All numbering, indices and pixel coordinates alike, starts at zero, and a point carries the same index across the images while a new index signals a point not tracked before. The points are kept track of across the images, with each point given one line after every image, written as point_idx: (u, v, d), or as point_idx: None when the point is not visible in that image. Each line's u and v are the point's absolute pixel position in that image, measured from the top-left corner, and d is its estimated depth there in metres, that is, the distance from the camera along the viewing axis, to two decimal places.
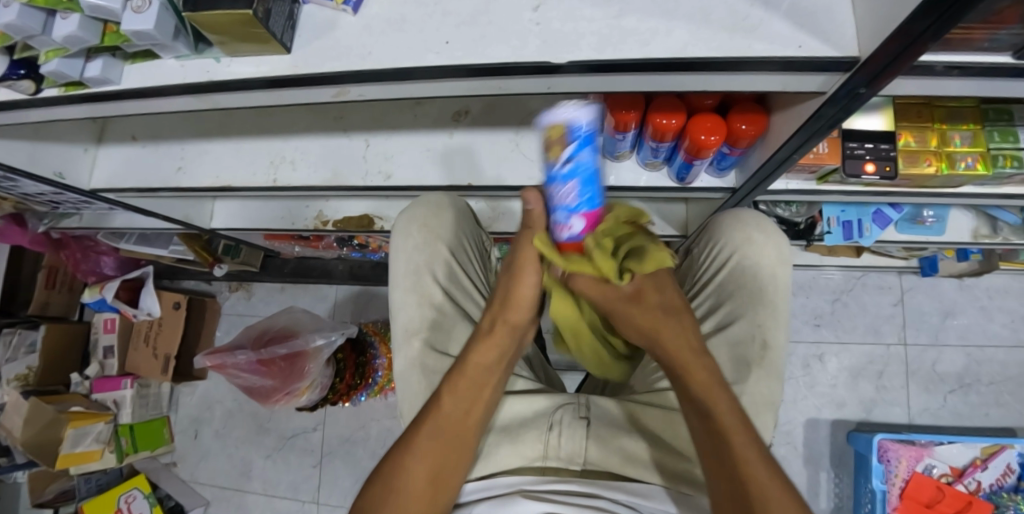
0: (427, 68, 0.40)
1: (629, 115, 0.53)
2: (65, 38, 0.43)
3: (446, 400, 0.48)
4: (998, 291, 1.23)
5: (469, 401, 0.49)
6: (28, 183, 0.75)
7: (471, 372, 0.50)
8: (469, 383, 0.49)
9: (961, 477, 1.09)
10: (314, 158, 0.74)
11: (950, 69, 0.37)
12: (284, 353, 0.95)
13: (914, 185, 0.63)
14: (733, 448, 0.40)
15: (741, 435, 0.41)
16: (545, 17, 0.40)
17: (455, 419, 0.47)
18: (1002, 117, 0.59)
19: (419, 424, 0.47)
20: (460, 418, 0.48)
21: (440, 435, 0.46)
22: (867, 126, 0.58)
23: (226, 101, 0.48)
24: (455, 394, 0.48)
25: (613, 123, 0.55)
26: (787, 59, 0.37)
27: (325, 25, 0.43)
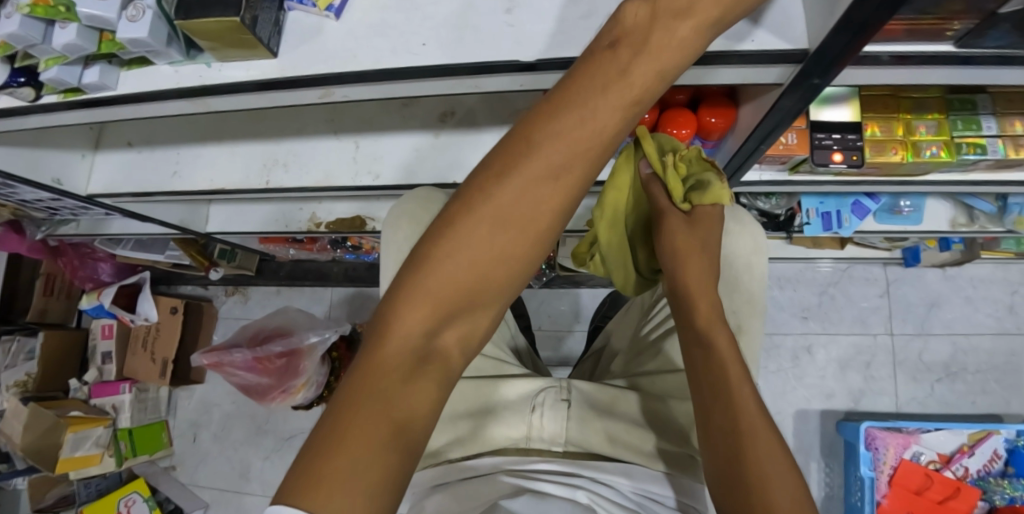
0: (408, 68, 0.42)
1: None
2: (65, 46, 0.45)
3: (503, 195, 0.29)
4: (982, 280, 1.26)
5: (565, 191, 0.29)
6: (27, 189, 0.77)
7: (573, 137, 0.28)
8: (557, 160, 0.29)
9: (948, 463, 1.11)
10: (305, 160, 0.76)
11: (897, 59, 0.39)
12: (281, 350, 0.97)
13: (884, 174, 0.65)
14: (732, 396, 0.38)
15: (745, 391, 0.38)
16: (517, 19, 0.42)
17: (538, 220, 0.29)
18: (965, 106, 0.62)
19: (468, 219, 0.30)
20: (547, 217, 0.29)
21: (514, 241, 0.29)
22: (835, 117, 0.60)
23: (218, 104, 0.50)
24: (530, 183, 0.29)
25: None
26: (743, 53, 0.39)
27: (310, 31, 0.46)
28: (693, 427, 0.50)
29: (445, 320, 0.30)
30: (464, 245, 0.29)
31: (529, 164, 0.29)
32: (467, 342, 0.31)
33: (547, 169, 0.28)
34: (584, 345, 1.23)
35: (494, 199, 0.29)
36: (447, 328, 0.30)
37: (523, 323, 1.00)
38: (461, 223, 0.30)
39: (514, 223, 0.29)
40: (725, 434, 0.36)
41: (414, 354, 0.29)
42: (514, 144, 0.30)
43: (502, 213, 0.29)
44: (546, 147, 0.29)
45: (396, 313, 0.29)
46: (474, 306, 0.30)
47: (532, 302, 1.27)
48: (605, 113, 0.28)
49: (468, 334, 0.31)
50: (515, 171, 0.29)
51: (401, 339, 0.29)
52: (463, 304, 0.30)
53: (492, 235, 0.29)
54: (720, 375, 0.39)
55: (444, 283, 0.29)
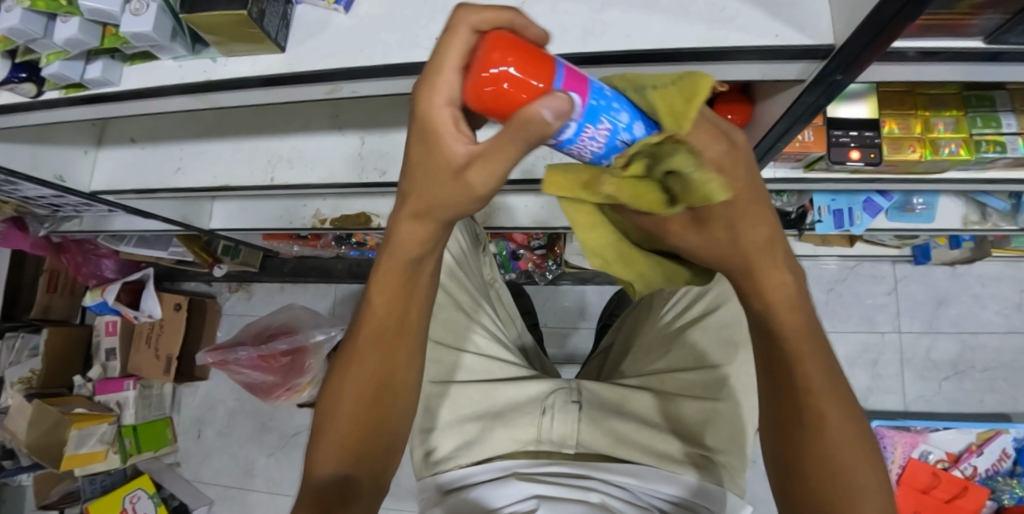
0: (417, 63, 0.41)
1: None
2: (66, 41, 0.44)
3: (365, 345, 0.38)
4: (991, 278, 1.24)
5: (400, 321, 0.38)
6: (29, 186, 0.76)
7: (389, 288, 0.36)
8: (392, 314, 0.37)
9: (956, 462, 1.10)
10: (309, 156, 0.75)
11: (923, 55, 0.38)
12: (286, 348, 0.96)
13: (899, 171, 0.64)
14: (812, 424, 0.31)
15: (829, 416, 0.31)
16: (530, 12, 0.41)
17: (384, 348, 0.38)
18: (984, 103, 0.60)
19: (341, 372, 0.38)
20: (388, 336, 0.38)
21: (372, 371, 0.38)
22: (851, 114, 0.59)
23: (224, 100, 0.49)
24: (374, 330, 0.37)
25: None
26: (765, 48, 0.38)
27: (318, 25, 0.44)
28: (706, 426, 0.49)
29: (349, 449, 0.37)
30: (345, 396, 0.37)
31: (373, 325, 0.38)
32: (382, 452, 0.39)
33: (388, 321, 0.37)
34: (589, 342, 1.22)
35: (352, 364, 0.38)
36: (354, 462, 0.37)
37: (530, 321, 0.99)
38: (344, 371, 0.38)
39: (377, 361, 0.38)
40: (784, 459, 0.32)
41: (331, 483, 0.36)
42: (358, 311, 0.39)
43: (370, 361, 0.38)
44: (377, 304, 0.37)
45: (314, 461, 0.37)
46: (370, 436, 0.38)
47: (537, 299, 1.26)
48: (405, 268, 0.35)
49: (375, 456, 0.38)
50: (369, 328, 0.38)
51: (322, 468, 0.37)
52: (349, 435, 0.37)
53: (360, 384, 0.37)
54: (783, 374, 0.32)
55: (334, 427, 0.37)
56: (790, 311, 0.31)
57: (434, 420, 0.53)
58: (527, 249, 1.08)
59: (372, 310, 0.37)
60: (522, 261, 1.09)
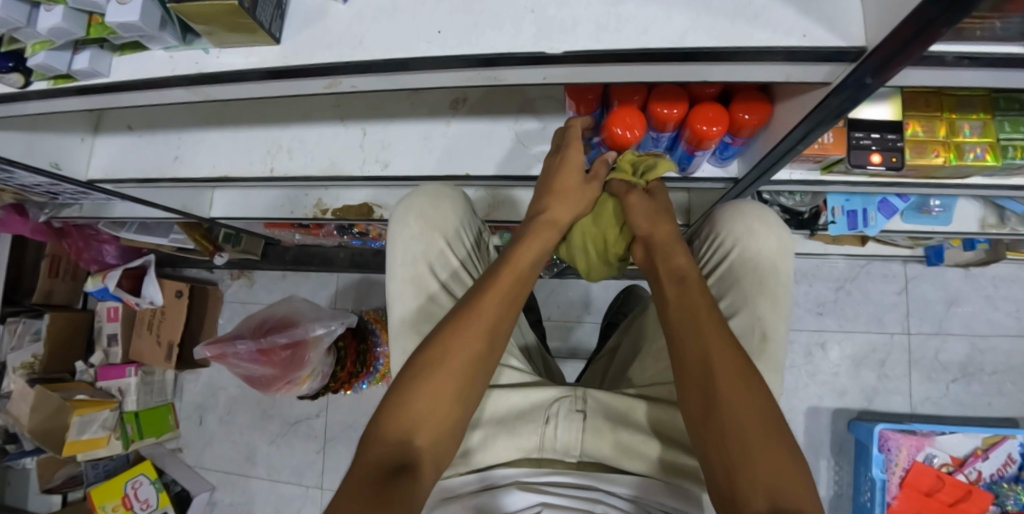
0: (419, 59, 0.39)
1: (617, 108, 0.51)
2: (50, 30, 0.42)
3: (454, 341, 0.45)
4: (1005, 280, 1.21)
5: (494, 323, 0.47)
6: (24, 174, 0.75)
7: (498, 293, 0.49)
8: (489, 326, 0.47)
9: (961, 467, 1.09)
10: (310, 147, 0.73)
11: (961, 60, 0.35)
12: (285, 341, 0.96)
13: (921, 175, 0.61)
14: (718, 376, 0.42)
15: (734, 391, 0.41)
16: (540, 4, 0.39)
17: (476, 349, 0.46)
18: (1014, 106, 0.57)
19: (437, 344, 0.45)
20: (483, 337, 0.46)
21: (458, 367, 0.45)
22: (873, 115, 0.56)
23: (216, 93, 0.47)
24: (474, 326, 0.46)
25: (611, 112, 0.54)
26: (791, 49, 0.35)
27: (315, 13, 0.42)
28: None
29: (404, 449, 0.41)
30: (424, 377, 0.44)
31: (473, 319, 0.47)
32: (434, 443, 0.43)
33: (478, 336, 0.46)
34: (593, 336, 1.21)
35: (450, 343, 0.45)
36: (418, 427, 0.42)
37: (534, 316, 0.97)
38: (434, 362, 0.45)
39: (457, 355, 0.45)
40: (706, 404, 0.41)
41: (397, 444, 0.41)
42: (440, 342, 0.45)
43: (455, 356, 0.45)
44: (485, 306, 0.47)
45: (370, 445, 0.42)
46: (430, 418, 0.43)
47: (541, 292, 1.24)
48: (498, 297, 0.48)
49: (429, 440, 0.42)
50: (461, 326, 0.46)
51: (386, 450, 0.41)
52: (426, 411, 0.43)
53: (441, 374, 0.44)
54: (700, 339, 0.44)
55: (400, 420, 0.42)
56: (694, 317, 0.46)
57: None
58: None
59: (477, 310, 0.47)
60: None
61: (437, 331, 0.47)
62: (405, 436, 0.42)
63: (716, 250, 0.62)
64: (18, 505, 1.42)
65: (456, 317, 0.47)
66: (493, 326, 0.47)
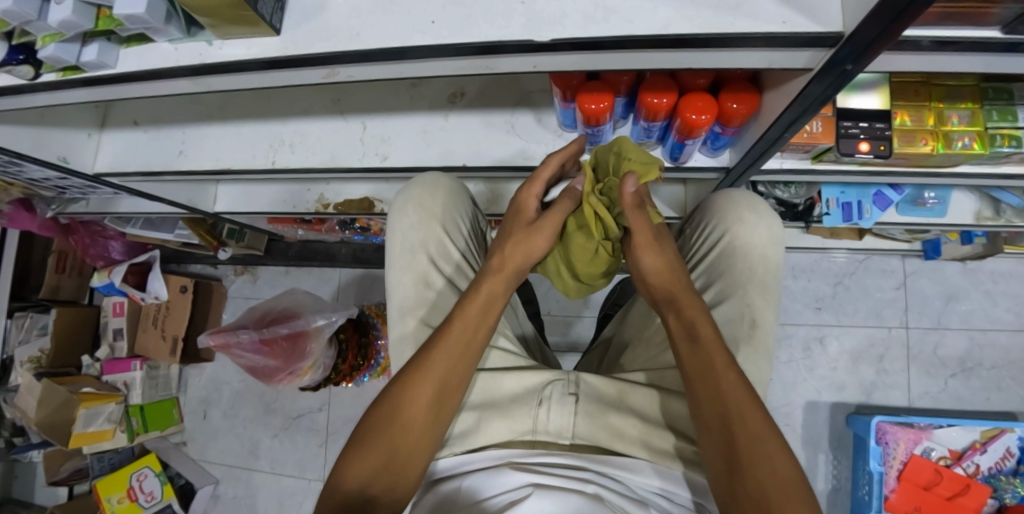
0: (415, 47, 0.40)
1: (609, 96, 0.52)
2: (60, 23, 0.44)
3: (421, 371, 0.47)
4: (1004, 275, 1.22)
5: (451, 368, 0.48)
6: (33, 168, 0.77)
7: (467, 320, 0.50)
8: (444, 370, 0.47)
9: (959, 460, 1.09)
10: (311, 141, 0.74)
11: (938, 45, 0.36)
12: (287, 332, 0.97)
13: (911, 164, 0.62)
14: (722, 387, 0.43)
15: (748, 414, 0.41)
16: None
17: (433, 394, 0.46)
18: (1001, 96, 0.58)
19: (395, 395, 0.46)
20: (438, 380, 0.47)
21: (417, 413, 0.45)
22: (863, 105, 0.57)
23: (220, 84, 0.49)
24: (433, 367, 0.47)
25: (586, 116, 0.54)
26: (771, 35, 0.36)
27: (315, 6, 0.44)
28: None
29: (373, 477, 0.43)
30: (387, 426, 0.45)
31: (428, 366, 0.47)
32: (394, 490, 0.43)
33: (443, 367, 0.47)
34: (593, 331, 1.22)
35: (407, 393, 0.46)
36: (377, 474, 0.43)
37: (532, 309, 0.98)
38: (403, 391, 0.46)
39: (420, 387, 0.46)
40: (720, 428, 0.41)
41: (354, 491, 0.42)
42: (412, 370, 0.47)
43: (419, 386, 0.46)
44: (440, 353, 0.47)
45: (342, 475, 0.44)
46: (390, 465, 0.44)
47: (541, 287, 1.25)
48: (464, 327, 0.49)
49: (386, 490, 0.43)
50: (432, 353, 0.48)
51: (350, 484, 0.43)
52: (387, 455, 0.44)
53: (400, 424, 0.45)
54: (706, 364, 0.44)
55: (369, 451, 0.44)
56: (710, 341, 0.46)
57: None
58: None
59: (429, 358, 0.47)
60: None
61: (398, 379, 0.48)
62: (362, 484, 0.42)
63: (708, 238, 0.64)
64: (26, 498, 1.44)
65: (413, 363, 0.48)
66: (462, 354, 0.48)
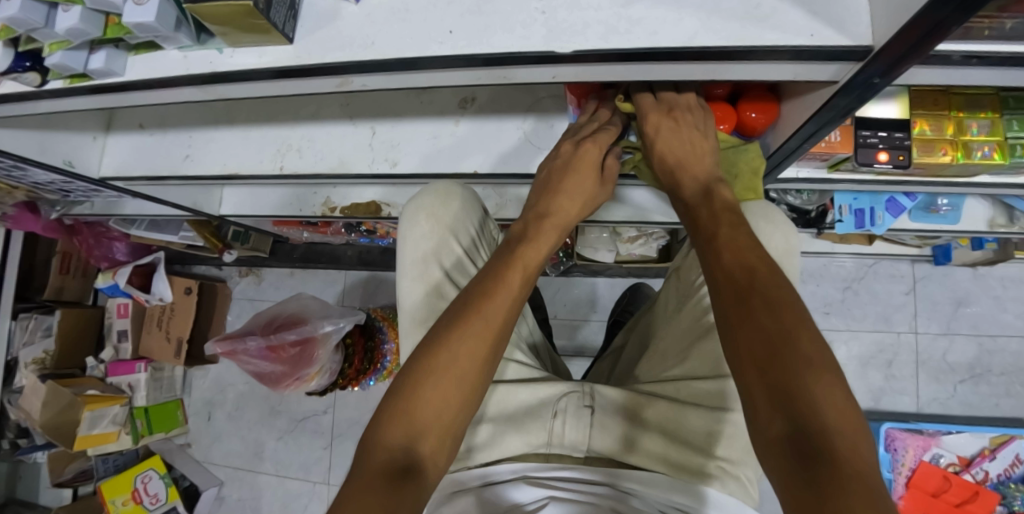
0: (431, 58, 0.39)
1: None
2: (68, 30, 0.43)
3: (467, 326, 0.43)
4: (1014, 280, 1.21)
5: (500, 323, 0.44)
6: (38, 172, 0.76)
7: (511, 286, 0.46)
8: (492, 327, 0.44)
9: (968, 467, 1.09)
10: (319, 146, 0.74)
11: (968, 59, 0.35)
12: (294, 338, 0.97)
13: (929, 174, 0.61)
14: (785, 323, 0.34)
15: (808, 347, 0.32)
16: (551, 5, 0.39)
17: (484, 348, 0.42)
18: (1023, 105, 0.56)
19: (440, 349, 0.42)
20: (487, 340, 0.43)
21: (464, 366, 0.41)
22: (881, 114, 0.56)
23: (230, 92, 0.48)
24: (480, 322, 0.43)
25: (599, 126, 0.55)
26: (798, 48, 0.35)
27: (328, 15, 0.43)
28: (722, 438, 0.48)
29: (412, 436, 0.38)
30: (426, 381, 0.40)
31: (478, 317, 0.43)
32: (438, 452, 0.39)
33: (488, 328, 0.43)
34: (600, 335, 1.21)
35: (449, 344, 0.42)
36: (421, 433, 0.39)
37: (539, 315, 0.98)
38: (444, 343, 0.42)
39: (468, 343, 0.42)
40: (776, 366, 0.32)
41: (396, 454, 0.37)
42: (454, 326, 0.43)
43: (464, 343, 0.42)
44: (491, 309, 0.44)
45: (376, 436, 0.38)
46: (431, 426, 0.39)
47: (547, 290, 1.25)
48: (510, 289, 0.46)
49: (433, 452, 0.39)
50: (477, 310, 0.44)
51: (387, 449, 0.37)
52: (429, 413, 0.39)
53: (442, 380, 0.40)
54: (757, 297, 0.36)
55: (408, 411, 0.39)
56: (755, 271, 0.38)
57: None
58: None
59: (480, 313, 0.44)
60: None
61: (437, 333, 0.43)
62: (407, 446, 0.38)
63: None
64: (30, 499, 1.44)
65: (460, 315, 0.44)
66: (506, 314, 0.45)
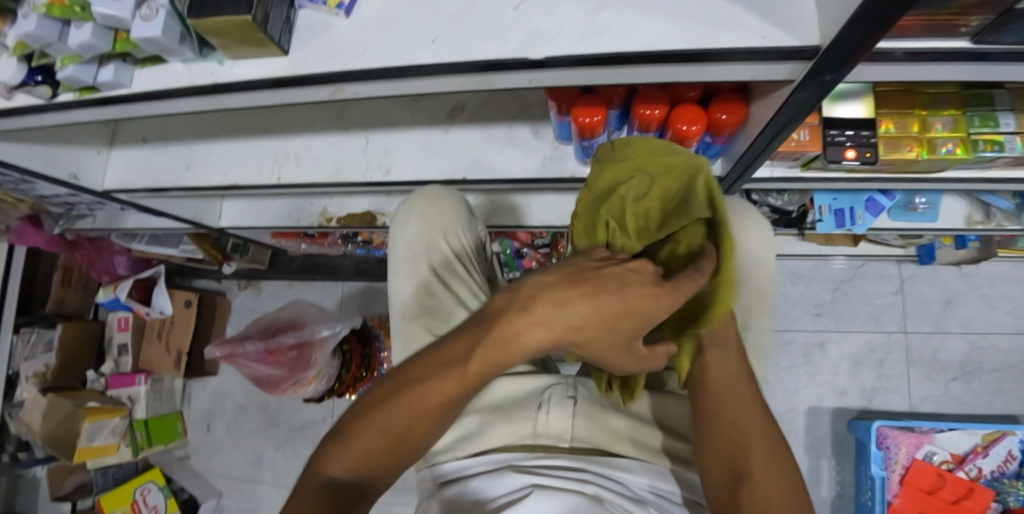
0: (417, 65, 0.42)
1: (602, 109, 0.54)
2: (80, 45, 0.46)
3: (413, 398, 0.41)
4: (1000, 278, 1.23)
5: (446, 404, 0.40)
6: (45, 184, 0.79)
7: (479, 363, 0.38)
8: (435, 407, 0.40)
9: (961, 464, 1.10)
10: (315, 156, 0.77)
11: (911, 55, 0.38)
12: (292, 342, 0.99)
13: (898, 170, 0.64)
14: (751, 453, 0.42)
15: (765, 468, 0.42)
16: (526, 15, 0.42)
17: (423, 419, 0.41)
18: (983, 103, 0.60)
19: (384, 406, 0.42)
20: (432, 411, 0.41)
21: (402, 433, 0.42)
22: (847, 113, 0.60)
23: (230, 102, 0.51)
24: (423, 402, 0.40)
25: (581, 129, 0.56)
26: (753, 49, 0.38)
27: (322, 29, 0.46)
28: None
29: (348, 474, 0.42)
30: (368, 432, 0.42)
31: (422, 397, 0.40)
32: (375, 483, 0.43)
33: (433, 404, 0.40)
34: None
35: (392, 410, 0.41)
36: (372, 467, 0.42)
37: None
38: (392, 402, 0.41)
39: (409, 416, 0.41)
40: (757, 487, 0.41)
41: (336, 483, 0.42)
42: (405, 386, 0.41)
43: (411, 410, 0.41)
44: (437, 385, 0.40)
45: (320, 464, 0.43)
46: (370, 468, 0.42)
47: None
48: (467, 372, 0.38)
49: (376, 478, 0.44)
50: (425, 384, 0.40)
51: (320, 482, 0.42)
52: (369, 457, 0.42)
53: (382, 438, 0.41)
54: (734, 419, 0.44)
55: (349, 450, 0.42)
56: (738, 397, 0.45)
57: None
58: (531, 247, 1.08)
59: (428, 387, 0.40)
60: (527, 259, 1.10)
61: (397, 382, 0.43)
62: (350, 476, 0.42)
63: None
64: None
65: (407, 389, 0.41)
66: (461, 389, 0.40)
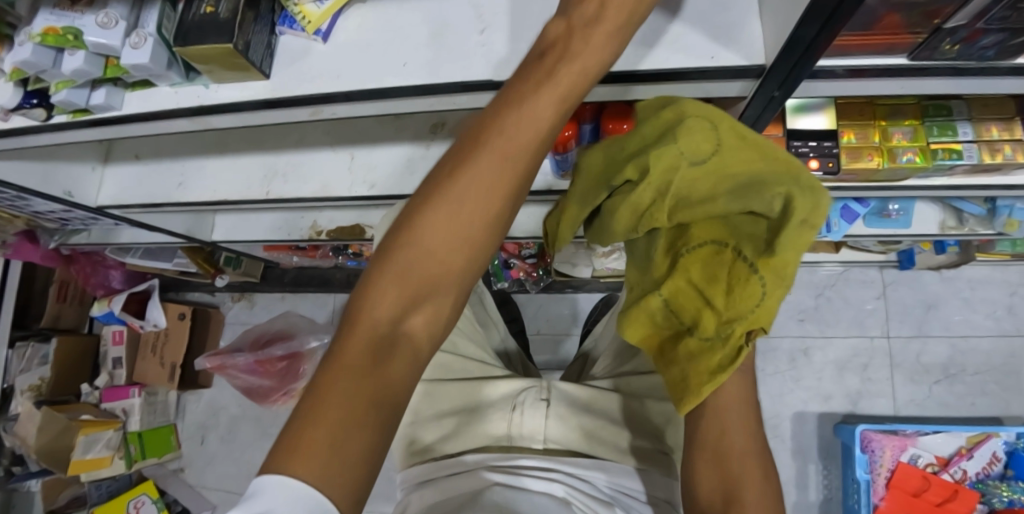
0: (390, 88, 0.45)
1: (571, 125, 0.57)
2: (73, 71, 0.49)
3: (456, 190, 0.29)
4: (980, 282, 1.25)
5: (503, 163, 0.29)
6: (40, 201, 0.81)
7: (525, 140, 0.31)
8: (487, 181, 0.29)
9: (946, 466, 1.11)
10: (303, 172, 0.79)
11: (851, 72, 0.41)
12: (283, 353, 1.01)
13: (863, 179, 0.67)
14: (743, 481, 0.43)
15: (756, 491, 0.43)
16: (491, 39, 0.44)
17: (482, 210, 0.29)
18: (941, 112, 0.63)
19: (415, 218, 0.29)
20: (487, 189, 0.29)
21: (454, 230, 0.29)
22: (810, 124, 0.63)
23: (217, 123, 0.53)
24: (472, 177, 0.29)
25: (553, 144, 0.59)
26: (703, 69, 0.41)
27: (301, 54, 0.49)
28: (666, 425, 0.53)
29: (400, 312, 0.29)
30: (402, 261, 0.29)
31: (471, 168, 0.29)
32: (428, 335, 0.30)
33: (491, 165, 0.29)
34: None
35: (428, 215, 0.29)
36: (414, 305, 0.29)
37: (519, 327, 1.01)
38: (428, 204, 0.30)
39: (464, 210, 0.29)
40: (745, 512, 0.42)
41: (384, 328, 0.28)
42: (436, 183, 0.30)
43: (453, 204, 0.29)
44: (483, 159, 0.29)
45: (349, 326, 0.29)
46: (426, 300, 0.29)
47: (530, 306, 1.29)
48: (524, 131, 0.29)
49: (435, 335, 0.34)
50: (467, 162, 0.29)
51: (366, 331, 0.28)
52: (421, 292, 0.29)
53: (427, 254, 0.29)
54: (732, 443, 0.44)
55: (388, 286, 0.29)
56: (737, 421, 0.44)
57: (415, 414, 0.59)
58: (518, 257, 1.10)
59: (469, 164, 0.29)
60: (514, 269, 1.12)
61: (402, 220, 0.30)
62: (399, 313, 0.29)
63: None
64: None
65: (450, 197, 0.29)
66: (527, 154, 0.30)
